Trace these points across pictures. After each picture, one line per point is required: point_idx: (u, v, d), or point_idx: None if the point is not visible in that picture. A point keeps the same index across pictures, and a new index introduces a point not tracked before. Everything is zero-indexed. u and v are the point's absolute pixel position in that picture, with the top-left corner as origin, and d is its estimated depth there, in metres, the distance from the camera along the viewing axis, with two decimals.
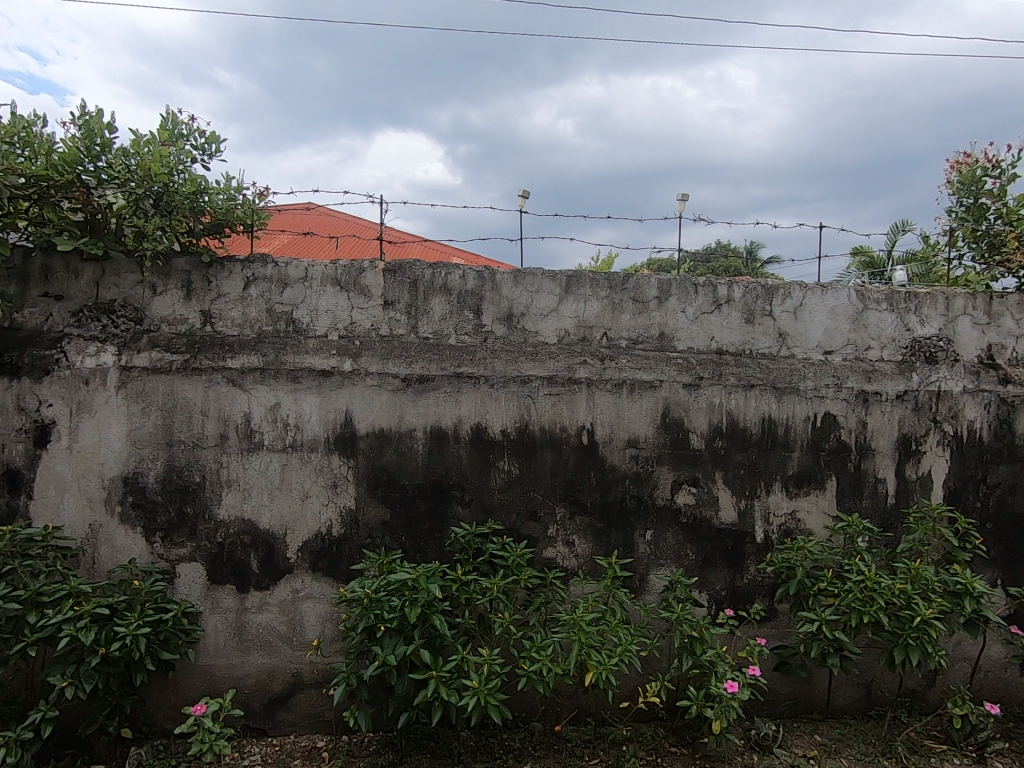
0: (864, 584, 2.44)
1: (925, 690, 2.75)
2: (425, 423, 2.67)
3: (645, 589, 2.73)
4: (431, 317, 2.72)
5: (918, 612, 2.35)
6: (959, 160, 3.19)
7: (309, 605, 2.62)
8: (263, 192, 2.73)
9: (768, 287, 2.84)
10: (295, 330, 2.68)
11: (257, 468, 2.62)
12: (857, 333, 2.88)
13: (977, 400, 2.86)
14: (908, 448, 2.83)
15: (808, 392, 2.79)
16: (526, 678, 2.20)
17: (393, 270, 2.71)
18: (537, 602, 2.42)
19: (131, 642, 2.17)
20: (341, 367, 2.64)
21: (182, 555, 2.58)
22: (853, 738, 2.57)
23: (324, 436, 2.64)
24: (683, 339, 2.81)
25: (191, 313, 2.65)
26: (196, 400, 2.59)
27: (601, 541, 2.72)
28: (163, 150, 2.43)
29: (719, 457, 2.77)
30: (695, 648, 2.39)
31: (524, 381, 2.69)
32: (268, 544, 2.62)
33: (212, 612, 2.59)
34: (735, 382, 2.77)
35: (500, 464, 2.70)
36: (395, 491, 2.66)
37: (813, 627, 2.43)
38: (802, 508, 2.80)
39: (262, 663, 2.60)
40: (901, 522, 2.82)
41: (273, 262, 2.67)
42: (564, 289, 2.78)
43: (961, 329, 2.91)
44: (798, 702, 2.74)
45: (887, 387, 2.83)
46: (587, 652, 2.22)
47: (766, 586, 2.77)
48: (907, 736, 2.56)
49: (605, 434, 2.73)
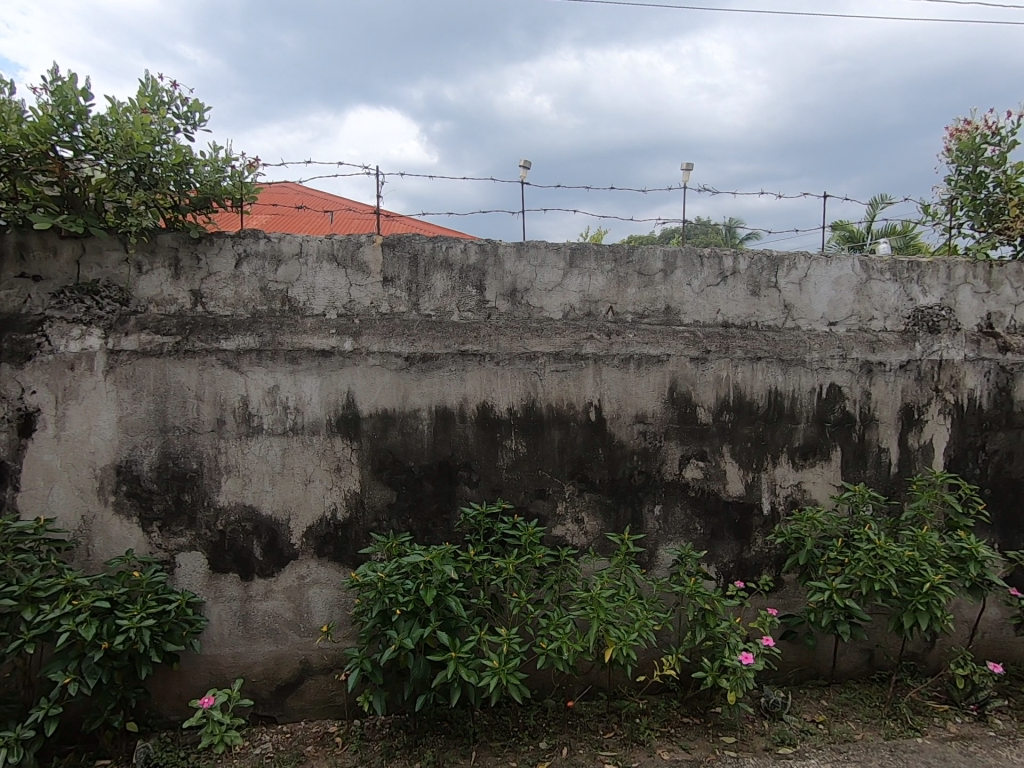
0: (874, 552, 2.45)
1: (925, 653, 2.82)
2: (430, 403, 2.60)
3: (654, 565, 2.72)
4: (433, 293, 2.64)
5: (928, 578, 2.37)
6: (958, 127, 3.17)
7: (316, 591, 2.57)
8: (251, 163, 2.58)
9: (773, 259, 2.81)
10: (291, 310, 2.57)
11: (257, 453, 2.53)
12: (861, 303, 2.87)
13: (978, 369, 2.88)
14: (910, 417, 2.85)
15: (814, 364, 2.78)
16: (544, 656, 2.17)
17: (392, 245, 2.62)
18: (550, 580, 2.39)
19: (136, 635, 2.09)
20: (341, 346, 2.55)
21: (182, 545, 2.49)
22: (858, 702, 2.62)
23: (326, 418, 2.56)
24: (689, 312, 2.77)
25: (181, 293, 2.53)
26: (190, 384, 2.48)
27: (611, 517, 2.70)
28: (145, 119, 2.30)
29: (726, 430, 2.76)
30: (708, 621, 2.40)
31: (530, 358, 2.64)
32: (272, 530, 2.55)
33: (215, 601, 2.52)
34: (741, 355, 2.74)
35: (507, 443, 2.65)
36: (401, 472, 2.60)
37: (824, 596, 2.45)
38: (808, 479, 2.81)
39: (270, 651, 2.55)
40: (904, 490, 2.85)
41: (265, 237, 2.56)
42: (568, 263, 2.71)
43: (962, 298, 2.92)
44: (803, 669, 2.79)
45: (890, 357, 2.83)
46: (606, 628, 2.20)
47: (773, 558, 2.78)
48: (911, 698, 2.63)
49: (613, 410, 2.69)
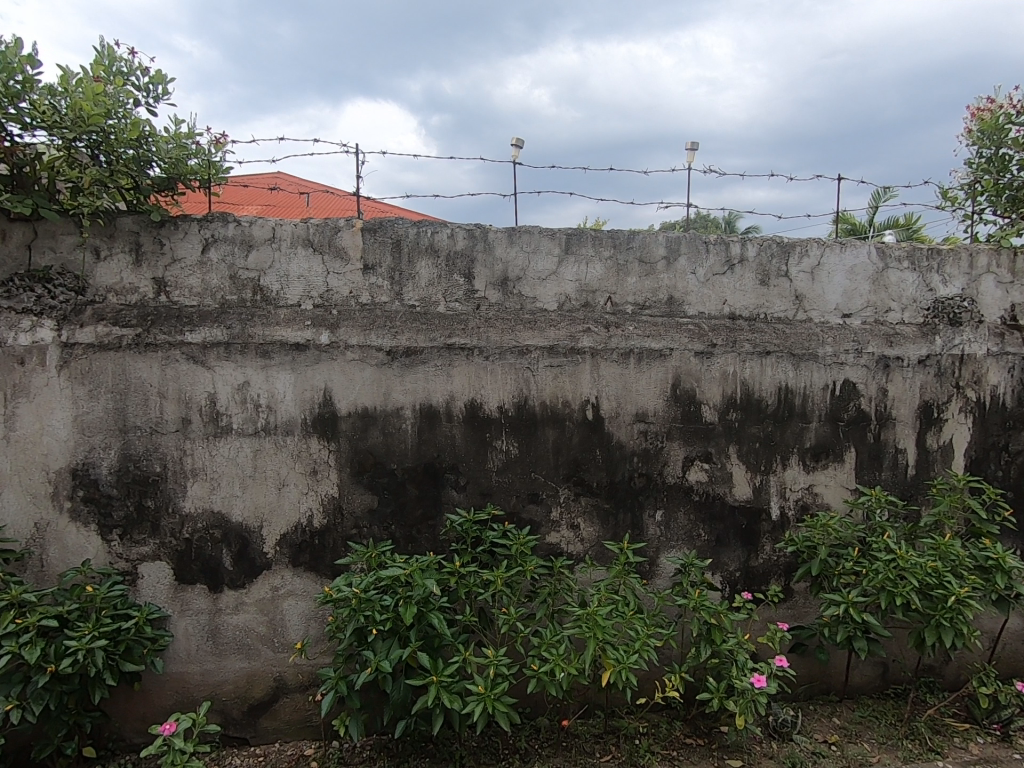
0: (894, 563, 2.27)
1: (944, 666, 2.64)
2: (414, 401, 2.41)
3: (655, 574, 2.54)
4: (417, 282, 2.44)
5: (953, 592, 2.19)
6: (980, 106, 2.97)
7: (291, 603, 2.38)
8: (219, 139, 2.37)
9: (784, 245, 2.61)
10: (263, 300, 2.37)
11: (226, 455, 2.34)
12: (877, 294, 2.67)
13: (1002, 364, 2.70)
14: (929, 415, 2.67)
15: (827, 359, 2.59)
16: (535, 679, 1.98)
17: (372, 229, 2.41)
18: (543, 593, 2.21)
19: (86, 657, 1.91)
20: (318, 340, 2.35)
21: (145, 554, 2.30)
22: (874, 720, 2.45)
23: (301, 417, 2.36)
24: (693, 302, 2.57)
25: (142, 281, 2.32)
26: (153, 380, 2.29)
27: (609, 524, 2.52)
28: (97, 88, 2.09)
29: (733, 430, 2.57)
30: (714, 637, 2.22)
31: (522, 352, 2.44)
32: (242, 538, 2.36)
33: (181, 615, 2.33)
34: (750, 349, 2.55)
35: (497, 444, 2.46)
36: (383, 476, 2.41)
37: (839, 610, 2.27)
38: (820, 482, 2.62)
39: (241, 668, 2.36)
40: (922, 494, 2.67)
41: (234, 220, 2.35)
42: (563, 249, 2.51)
43: (985, 288, 2.72)
44: (814, 683, 2.61)
45: (909, 351, 2.64)
46: (603, 648, 2.01)
47: (782, 566, 2.61)
48: (929, 716, 2.46)
49: (611, 408, 2.50)
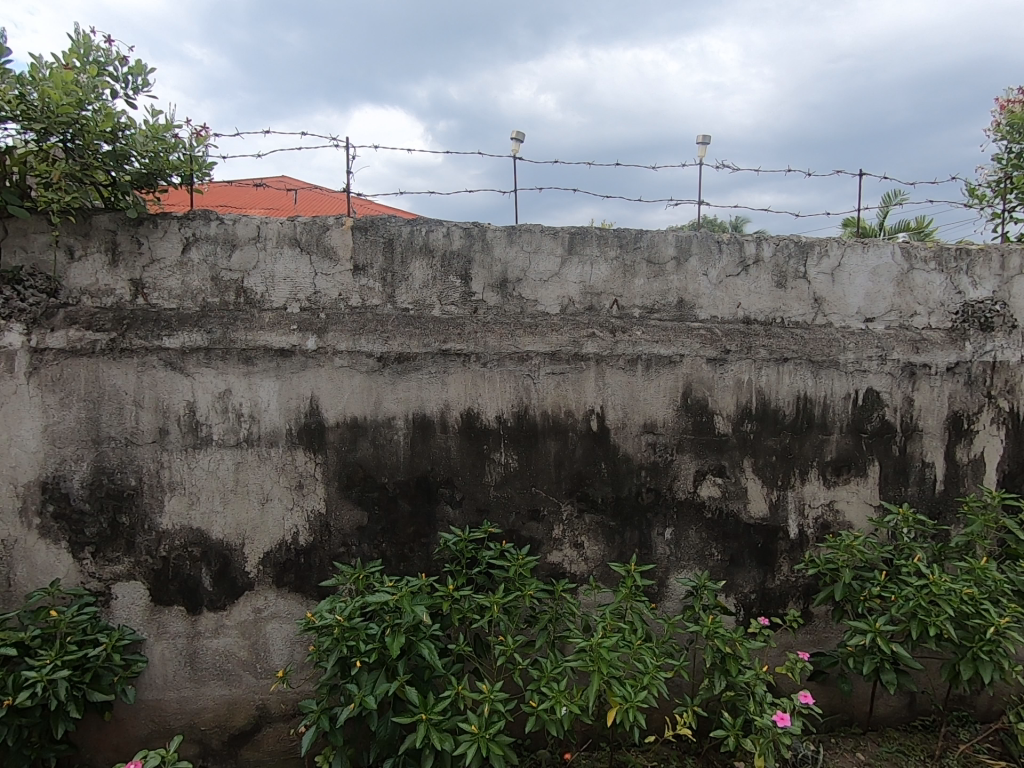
0: (926, 589, 2.08)
1: (975, 697, 2.46)
2: (407, 410, 2.25)
3: (665, 595, 2.38)
4: (411, 284, 2.29)
5: (992, 622, 2.01)
6: (1011, 98, 2.80)
7: (275, 626, 2.23)
8: (200, 132, 2.23)
9: (802, 245, 2.44)
10: (247, 302, 2.23)
11: (206, 468, 2.19)
12: (902, 297, 2.50)
13: None
14: (959, 427, 2.49)
15: (849, 366, 2.42)
16: (534, 717, 1.81)
17: (363, 228, 2.27)
18: (544, 619, 2.04)
19: (46, 690, 1.76)
20: (303, 345, 2.20)
21: (118, 574, 2.16)
22: (901, 757, 2.26)
23: (286, 427, 2.22)
24: (705, 306, 2.41)
25: (119, 282, 2.19)
26: (129, 388, 2.15)
27: (615, 542, 2.35)
28: (68, 75, 1.95)
29: (748, 442, 2.40)
30: (729, 667, 2.04)
31: (522, 358, 2.28)
32: (223, 556, 2.21)
33: (157, 639, 2.18)
34: (766, 356, 2.38)
35: (495, 457, 2.30)
36: (373, 491, 2.26)
37: (866, 639, 2.09)
38: (841, 498, 2.45)
39: (221, 695, 2.21)
40: (952, 511, 2.49)
41: (216, 218, 2.21)
42: (567, 248, 2.36)
43: (1018, 291, 2.55)
44: (836, 714, 2.42)
45: (937, 358, 2.46)
46: (609, 684, 1.84)
47: (800, 588, 2.43)
48: (962, 752, 2.27)
49: (617, 419, 2.34)
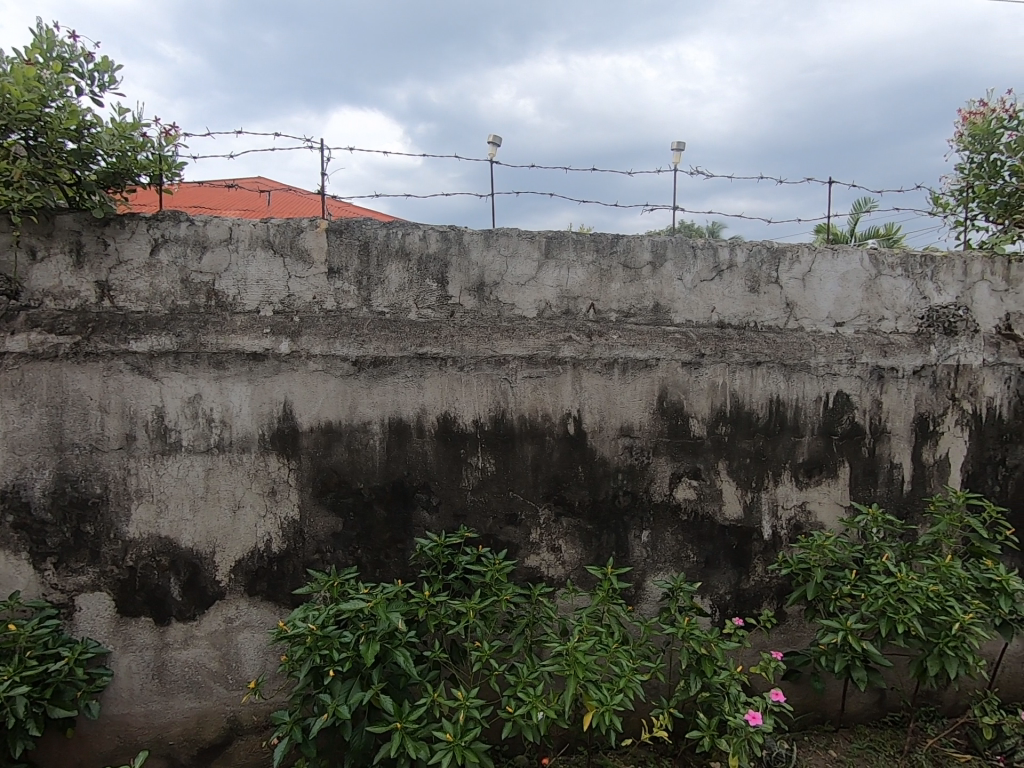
0: (894, 588, 2.13)
1: (942, 692, 2.52)
2: (383, 415, 2.23)
3: (642, 598, 2.39)
4: (386, 287, 2.27)
5: (956, 618, 2.06)
6: (972, 110, 2.89)
7: (246, 636, 2.18)
8: (169, 131, 2.18)
9: (774, 251, 2.49)
10: (218, 305, 2.18)
11: (176, 475, 2.14)
12: (870, 302, 2.56)
13: (997, 376, 2.60)
14: (925, 429, 2.56)
15: (820, 369, 2.47)
16: (511, 723, 1.80)
17: (338, 230, 2.24)
18: (521, 624, 2.03)
19: (3, 707, 1.70)
20: (276, 349, 2.17)
21: (82, 585, 2.09)
22: (872, 753, 2.31)
23: (258, 433, 2.18)
24: (680, 310, 2.44)
25: (83, 284, 2.12)
26: (94, 393, 2.09)
27: (592, 545, 2.36)
28: (30, 71, 1.89)
29: (723, 444, 2.43)
30: (705, 668, 2.05)
31: (499, 362, 2.28)
32: (192, 565, 2.16)
33: (123, 652, 2.12)
34: (739, 359, 2.42)
35: (472, 461, 2.29)
36: (348, 496, 2.23)
37: (837, 638, 2.12)
38: (813, 499, 2.50)
39: (191, 708, 2.15)
40: (919, 510, 2.55)
41: (186, 219, 2.16)
42: (543, 253, 2.36)
43: (979, 296, 2.63)
44: (808, 713, 2.46)
45: (904, 362, 2.53)
46: (585, 688, 1.84)
47: (774, 588, 2.47)
48: (930, 746, 2.32)
49: (594, 422, 2.35)
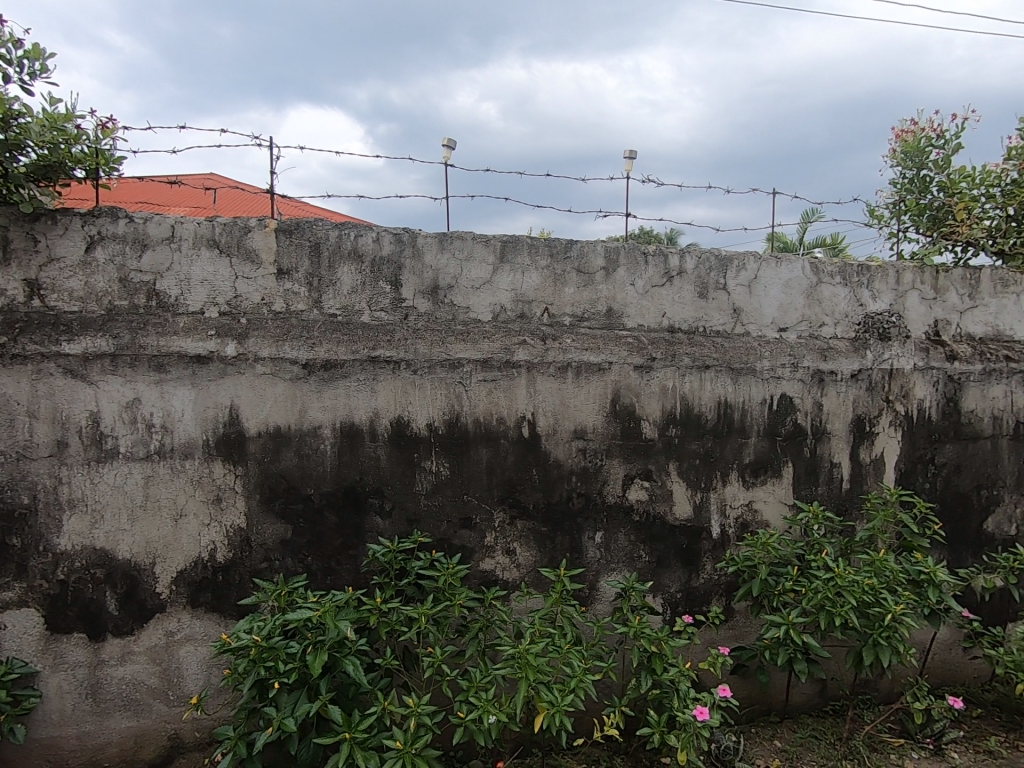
0: (833, 582, 2.23)
1: (878, 680, 2.64)
2: (334, 419, 2.19)
3: (595, 599, 2.42)
4: (338, 289, 2.23)
5: (889, 609, 2.17)
6: (904, 127, 3.06)
7: (188, 650, 2.10)
8: (105, 124, 2.09)
9: (721, 258, 2.57)
10: (159, 306, 2.10)
11: (112, 484, 2.04)
12: (811, 308, 2.68)
13: (927, 379, 2.75)
14: (862, 429, 2.68)
15: (765, 373, 2.56)
16: (462, 728, 1.79)
17: (288, 230, 2.19)
18: (474, 628, 2.03)
19: None
20: (222, 352, 2.10)
21: (7, 601, 1.97)
22: (814, 742, 2.40)
23: (202, 438, 2.10)
24: (632, 315, 2.49)
25: (10, 282, 2.00)
26: (22, 398, 1.97)
27: (546, 548, 2.38)
28: None
29: (673, 446, 2.49)
30: (655, 666, 2.09)
31: (453, 365, 2.27)
32: (130, 578, 2.06)
33: (53, 671, 2.00)
34: (689, 363, 2.48)
35: (426, 465, 2.27)
36: (297, 503, 2.17)
37: (780, 632, 2.20)
38: (759, 498, 2.58)
39: (128, 727, 2.06)
40: (856, 507, 2.68)
41: (125, 216, 2.07)
42: (498, 256, 2.37)
43: (910, 304, 2.78)
44: (754, 705, 2.54)
45: (842, 366, 2.65)
46: (537, 690, 1.84)
47: (722, 585, 2.54)
48: (867, 733, 2.43)
49: (548, 425, 2.37)
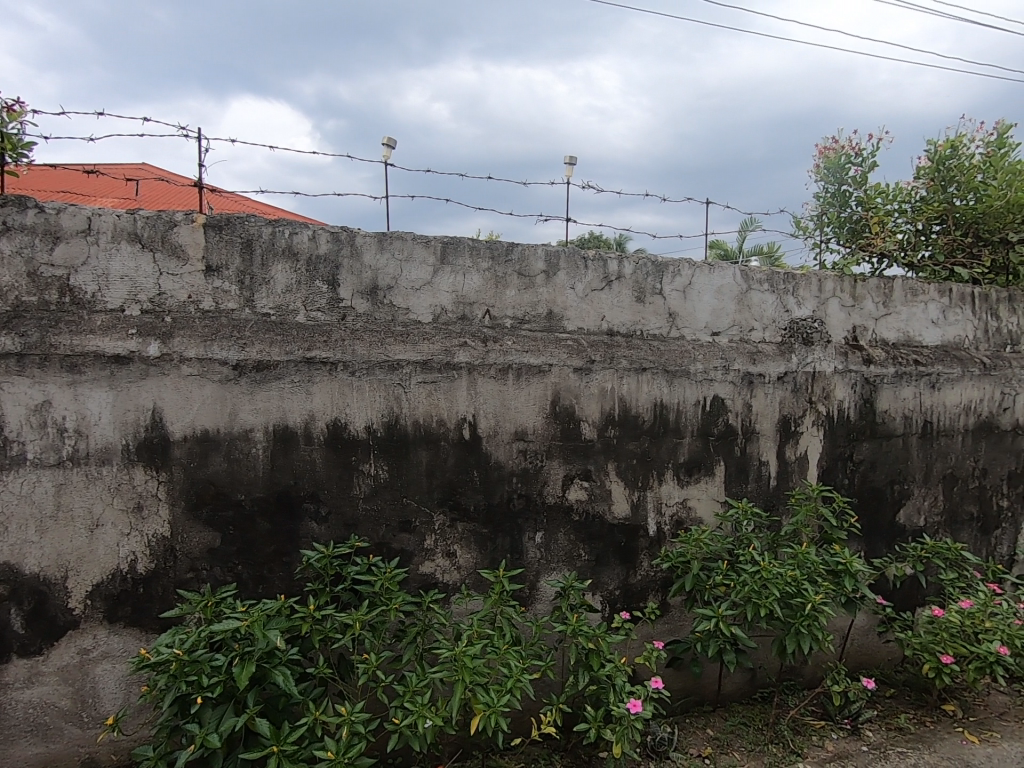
0: (758, 574, 2.34)
1: (803, 666, 2.80)
2: (266, 422, 2.12)
3: (535, 598, 2.44)
4: (271, 288, 2.16)
5: (809, 599, 2.29)
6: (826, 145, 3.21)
7: (105, 668, 1.97)
8: (12, 106, 1.94)
9: (658, 264, 2.65)
10: (73, 302, 1.97)
11: (18, 493, 1.90)
12: (742, 313, 2.80)
13: (846, 381, 2.93)
14: (787, 429, 2.83)
15: (698, 375, 2.66)
16: (397, 734, 1.77)
17: (217, 226, 2.10)
18: (411, 632, 2.00)
19: None
20: (144, 352, 1.99)
21: None
22: (743, 728, 2.50)
23: (122, 443, 1.99)
24: (572, 318, 2.53)
25: None
26: None
27: (487, 549, 2.38)
28: None
29: (611, 446, 2.55)
30: (592, 662, 2.13)
31: (392, 367, 2.25)
32: (39, 593, 1.92)
33: None
34: (627, 365, 2.55)
35: (363, 469, 2.23)
36: (226, 509, 2.09)
37: (710, 624, 2.29)
38: (693, 496, 2.68)
39: (35, 754, 1.92)
40: (783, 503, 2.82)
41: (34, 206, 1.93)
42: (439, 258, 2.36)
43: (831, 311, 2.95)
44: (689, 696, 2.63)
45: (769, 369, 2.79)
46: (473, 692, 1.84)
47: (658, 581, 2.62)
48: (792, 717, 2.56)
49: (489, 427, 2.37)
